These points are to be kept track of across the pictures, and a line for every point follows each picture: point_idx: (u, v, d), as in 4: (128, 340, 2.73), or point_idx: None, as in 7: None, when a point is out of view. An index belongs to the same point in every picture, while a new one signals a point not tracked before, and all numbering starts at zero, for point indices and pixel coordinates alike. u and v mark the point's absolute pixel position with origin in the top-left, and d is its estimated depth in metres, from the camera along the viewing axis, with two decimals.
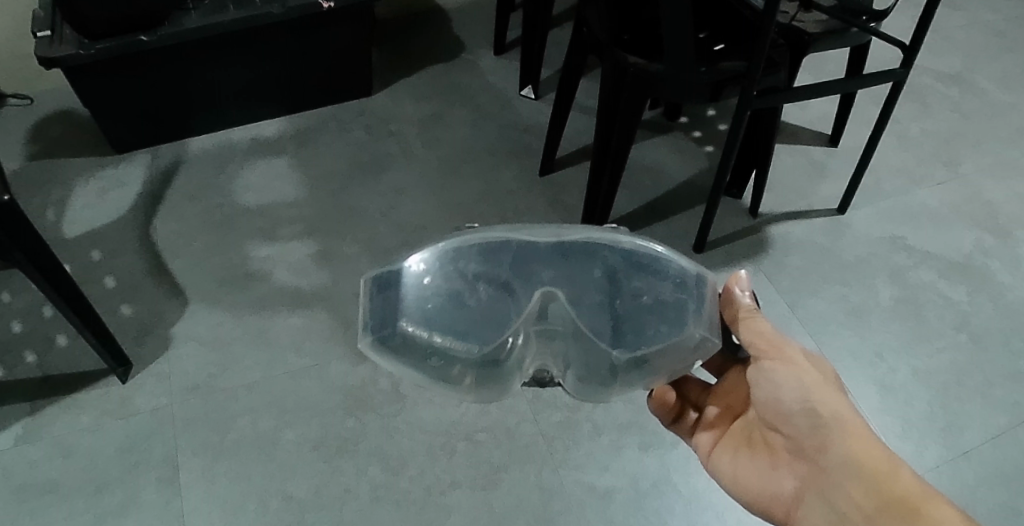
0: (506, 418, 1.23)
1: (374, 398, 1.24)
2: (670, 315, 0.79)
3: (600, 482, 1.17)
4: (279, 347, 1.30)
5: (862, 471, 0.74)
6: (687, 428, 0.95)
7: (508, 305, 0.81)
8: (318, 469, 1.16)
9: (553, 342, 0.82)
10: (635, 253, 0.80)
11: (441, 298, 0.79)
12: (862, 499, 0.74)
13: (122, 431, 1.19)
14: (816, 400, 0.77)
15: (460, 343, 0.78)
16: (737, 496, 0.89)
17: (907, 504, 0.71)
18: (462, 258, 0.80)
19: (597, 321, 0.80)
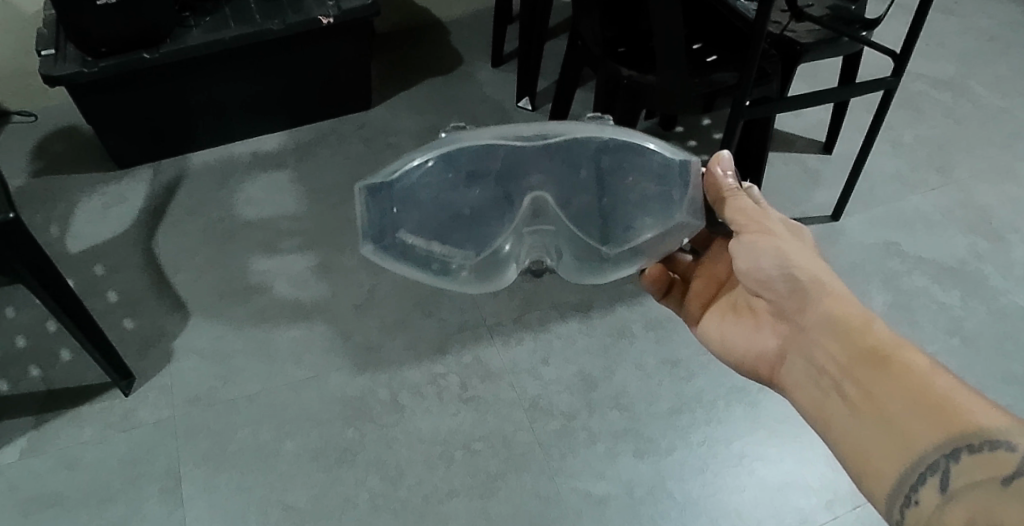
0: (503, 427, 1.24)
1: (373, 408, 1.26)
2: (654, 207, 0.87)
3: (596, 489, 1.18)
4: (279, 358, 1.32)
5: (838, 326, 0.72)
6: (677, 299, 0.97)
7: (503, 208, 0.91)
8: (317, 479, 1.18)
9: (547, 232, 0.92)
10: (617, 148, 0.87)
11: (437, 205, 0.87)
12: (838, 351, 0.71)
13: (125, 444, 1.21)
14: (795, 264, 0.76)
15: (458, 250, 0.86)
16: (727, 362, 0.89)
17: (877, 353, 0.68)
18: (452, 164, 0.87)
19: (587, 217, 0.90)
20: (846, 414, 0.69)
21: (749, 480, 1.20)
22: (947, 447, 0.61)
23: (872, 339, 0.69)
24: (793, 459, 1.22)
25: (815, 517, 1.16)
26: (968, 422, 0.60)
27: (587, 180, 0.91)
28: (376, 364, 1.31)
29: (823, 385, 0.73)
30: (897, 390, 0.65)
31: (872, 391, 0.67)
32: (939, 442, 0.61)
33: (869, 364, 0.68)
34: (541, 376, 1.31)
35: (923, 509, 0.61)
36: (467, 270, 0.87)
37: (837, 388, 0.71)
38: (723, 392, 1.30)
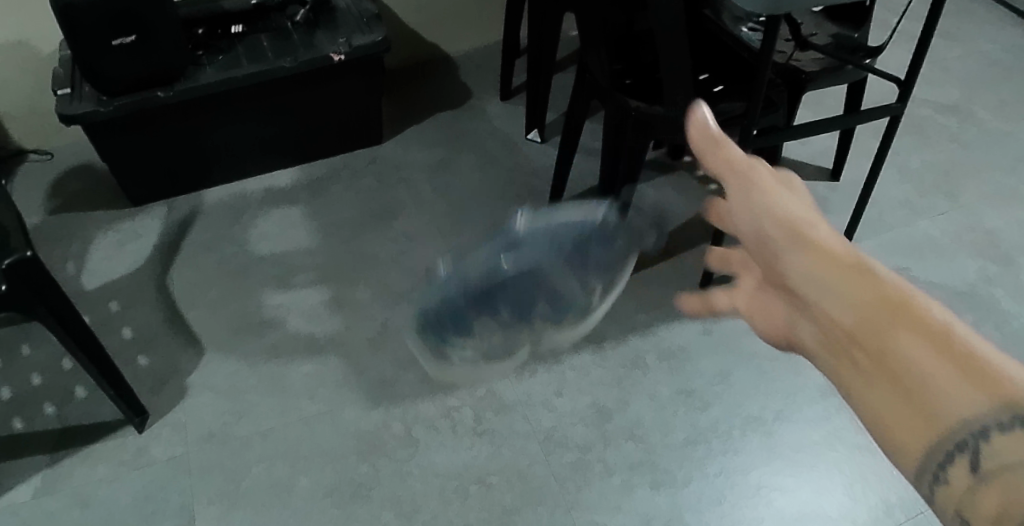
0: (517, 462, 1.23)
1: (387, 443, 1.25)
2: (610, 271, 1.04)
3: (613, 521, 1.17)
4: (294, 394, 1.32)
5: (821, 275, 0.51)
6: None
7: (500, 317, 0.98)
8: (331, 515, 1.17)
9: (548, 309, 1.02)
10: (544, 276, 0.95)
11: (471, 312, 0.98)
12: (827, 312, 0.50)
13: (139, 481, 1.20)
14: (777, 201, 0.56)
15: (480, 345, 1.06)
16: None
17: (886, 303, 0.47)
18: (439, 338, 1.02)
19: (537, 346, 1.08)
20: (855, 392, 0.48)
21: (767, 511, 1.19)
22: (973, 428, 0.41)
23: (869, 285, 0.48)
24: (809, 489, 1.21)
25: None
26: (1002, 394, 0.41)
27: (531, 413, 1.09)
28: (390, 398, 1.31)
29: (819, 359, 0.52)
30: (912, 364, 0.44)
31: (882, 363, 0.46)
32: (978, 432, 0.41)
33: (874, 325, 0.46)
34: (555, 408, 1.30)
35: (953, 492, 0.44)
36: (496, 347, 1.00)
37: (838, 356, 0.50)
38: (737, 423, 1.30)
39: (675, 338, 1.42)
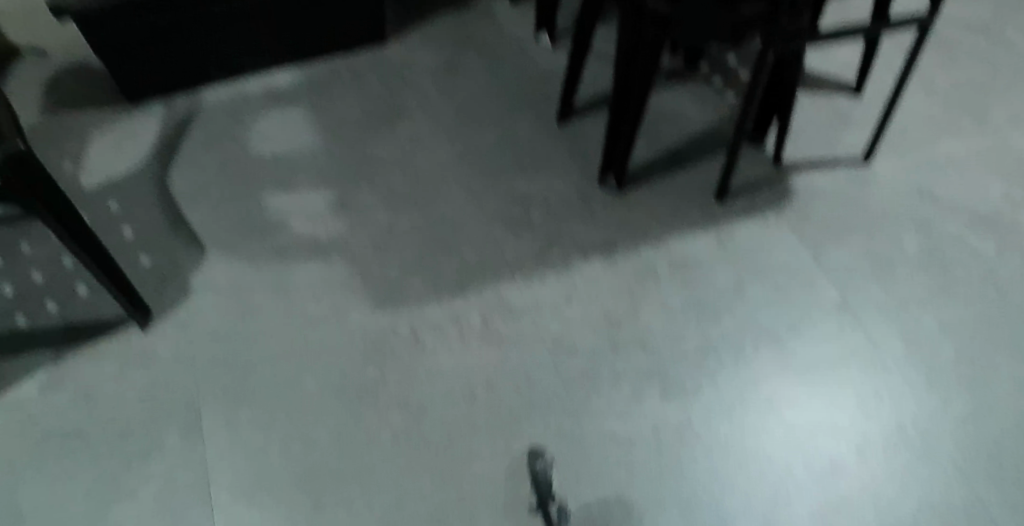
0: (526, 368, 1.22)
1: (393, 346, 1.23)
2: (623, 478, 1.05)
3: (621, 429, 1.18)
4: (299, 296, 1.29)
5: None
6: None
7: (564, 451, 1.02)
8: (337, 414, 1.17)
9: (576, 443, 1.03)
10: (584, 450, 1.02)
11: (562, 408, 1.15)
12: None
13: (144, 379, 1.19)
14: None
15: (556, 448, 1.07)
16: None
17: None
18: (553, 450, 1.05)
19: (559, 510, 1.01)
20: None
21: (777, 424, 1.21)
22: None
23: None
24: (820, 406, 1.23)
25: (842, 462, 1.18)
26: None
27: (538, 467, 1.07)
28: (396, 301, 1.29)
29: None
30: None
31: None
32: None
33: None
34: (563, 316, 1.28)
35: None
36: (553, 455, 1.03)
37: None
38: (749, 336, 1.30)
39: (687, 250, 1.38)
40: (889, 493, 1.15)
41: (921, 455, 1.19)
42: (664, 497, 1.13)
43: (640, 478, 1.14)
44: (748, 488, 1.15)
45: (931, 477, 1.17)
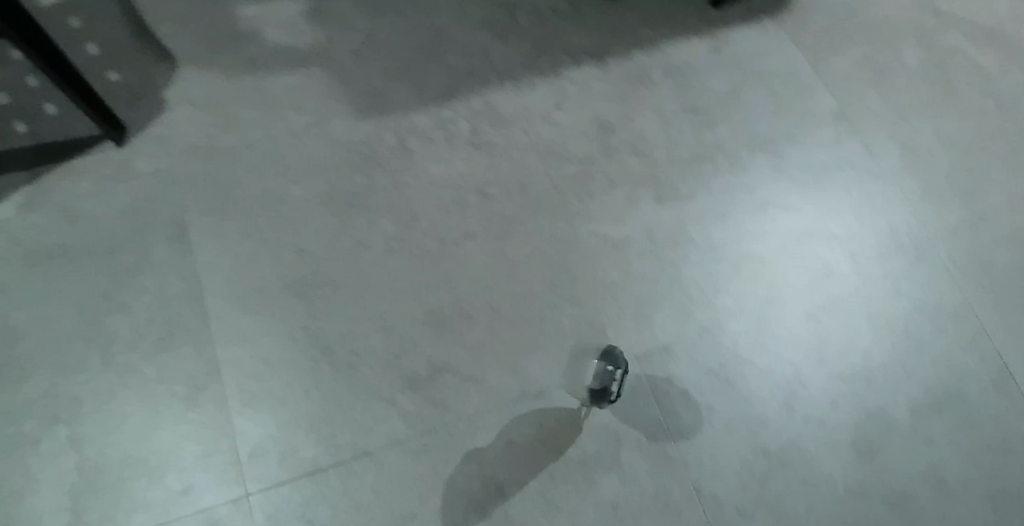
0: (515, 173, 1.19)
1: (381, 154, 1.17)
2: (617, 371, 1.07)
3: (615, 233, 1.19)
4: (279, 108, 1.19)
5: None
6: None
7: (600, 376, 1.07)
8: (326, 223, 1.13)
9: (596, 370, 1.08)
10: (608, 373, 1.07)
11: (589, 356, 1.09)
12: None
13: (126, 195, 1.13)
14: None
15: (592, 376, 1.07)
16: None
17: None
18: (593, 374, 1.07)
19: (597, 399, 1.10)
20: None
21: (772, 227, 1.25)
22: None
23: None
24: (815, 211, 1.29)
25: (836, 266, 1.26)
26: None
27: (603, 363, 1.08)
28: (381, 109, 1.20)
29: None
30: None
31: None
32: None
33: None
34: (554, 121, 1.24)
35: None
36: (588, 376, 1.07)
37: None
38: (744, 143, 1.30)
39: (680, 56, 1.35)
40: (880, 294, 1.27)
41: (914, 260, 1.30)
42: (656, 298, 1.18)
43: (632, 280, 1.18)
44: (744, 290, 1.21)
45: (907, 278, 1.29)
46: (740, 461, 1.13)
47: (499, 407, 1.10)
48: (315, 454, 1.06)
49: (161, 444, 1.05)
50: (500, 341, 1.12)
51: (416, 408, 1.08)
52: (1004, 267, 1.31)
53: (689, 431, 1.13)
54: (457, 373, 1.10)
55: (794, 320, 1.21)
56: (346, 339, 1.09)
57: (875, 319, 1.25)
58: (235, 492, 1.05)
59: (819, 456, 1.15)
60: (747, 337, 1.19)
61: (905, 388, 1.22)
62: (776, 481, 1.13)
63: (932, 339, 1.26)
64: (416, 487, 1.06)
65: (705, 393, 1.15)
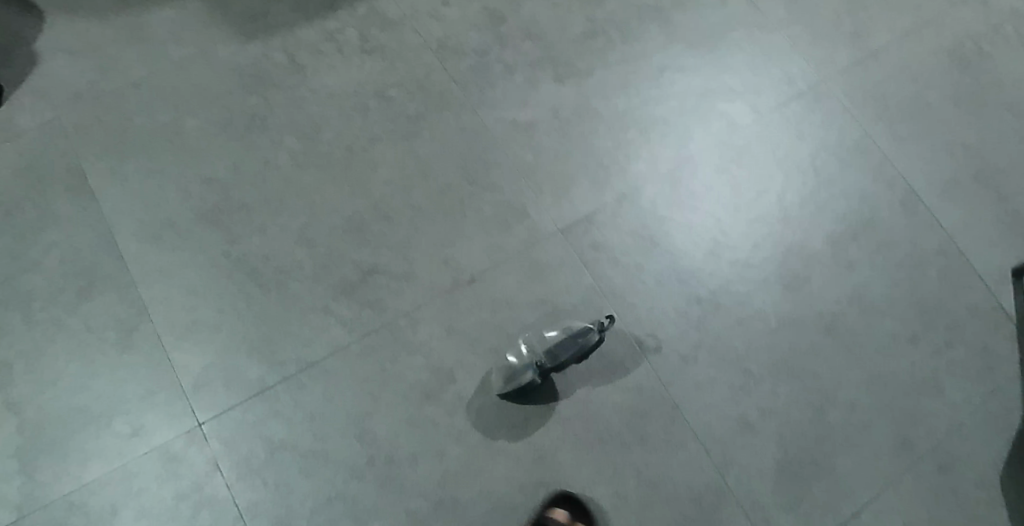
0: (414, 71, 1.20)
1: (272, 73, 1.19)
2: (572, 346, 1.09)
3: (522, 116, 1.20)
4: (160, 43, 1.19)
5: None
6: None
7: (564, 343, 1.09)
8: (229, 147, 1.15)
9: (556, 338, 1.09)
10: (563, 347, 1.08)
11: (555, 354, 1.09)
12: None
13: (15, 151, 1.12)
14: None
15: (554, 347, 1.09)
16: None
17: None
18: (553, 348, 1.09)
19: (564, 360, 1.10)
20: None
21: (672, 90, 1.28)
22: None
23: None
24: (712, 70, 1.31)
25: (740, 120, 1.28)
26: None
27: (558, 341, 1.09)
28: (265, 29, 1.21)
29: None
30: None
31: None
32: None
33: None
34: (443, 18, 1.24)
35: None
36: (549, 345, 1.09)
37: None
38: (636, 11, 1.31)
39: None
40: (786, 140, 1.29)
41: (812, 104, 1.32)
42: (572, 172, 1.19)
43: (545, 159, 1.19)
44: (654, 153, 1.23)
45: (807, 119, 1.31)
46: (675, 313, 1.16)
47: (435, 299, 1.11)
48: (260, 374, 1.07)
49: (101, 391, 1.05)
50: (425, 237, 1.13)
51: (352, 313, 1.09)
52: (897, 97, 1.36)
53: (623, 292, 1.16)
54: (387, 273, 1.11)
55: (706, 174, 1.24)
56: (271, 258, 1.10)
57: (783, 162, 1.27)
58: (187, 424, 1.05)
59: (750, 294, 1.19)
60: (664, 195, 1.22)
61: (821, 226, 1.25)
62: (712, 324, 1.17)
63: (839, 174, 1.29)
64: (366, 388, 1.07)
65: (632, 255, 1.18)
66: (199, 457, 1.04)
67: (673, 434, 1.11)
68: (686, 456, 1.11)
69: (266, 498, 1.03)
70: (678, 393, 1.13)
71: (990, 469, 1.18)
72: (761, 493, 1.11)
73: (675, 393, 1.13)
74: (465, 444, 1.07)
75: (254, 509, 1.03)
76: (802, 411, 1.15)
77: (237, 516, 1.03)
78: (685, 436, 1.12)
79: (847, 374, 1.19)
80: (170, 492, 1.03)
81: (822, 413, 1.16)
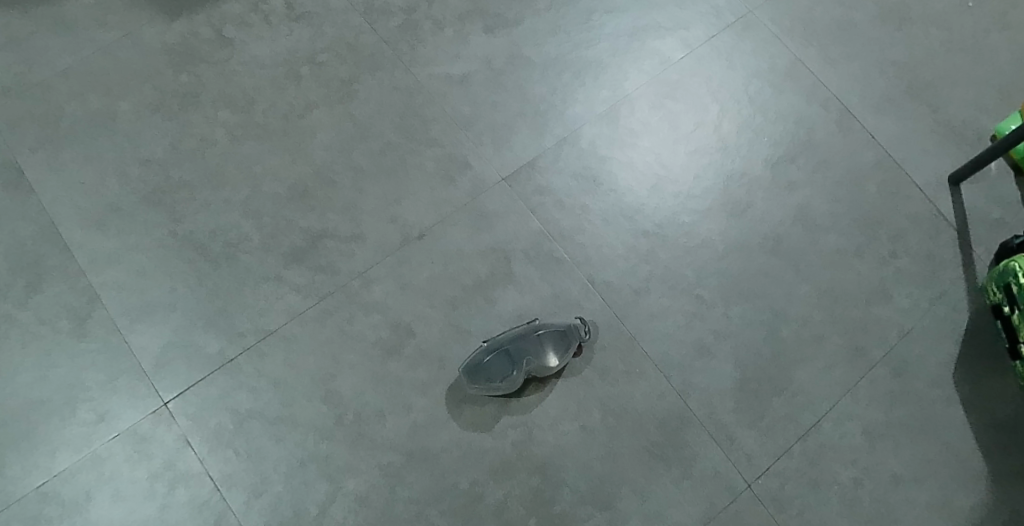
0: (343, 35, 1.23)
1: (200, 50, 1.20)
2: (551, 344, 1.09)
3: (454, 70, 1.23)
4: (82, 29, 1.18)
5: None
6: None
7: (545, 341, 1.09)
8: (164, 128, 1.16)
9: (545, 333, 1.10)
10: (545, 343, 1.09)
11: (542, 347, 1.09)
12: None
13: None
14: None
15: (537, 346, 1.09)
16: None
17: None
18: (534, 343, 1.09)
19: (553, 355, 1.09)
20: None
21: (602, 32, 1.29)
22: None
23: None
24: (641, 8, 1.32)
25: (671, 55, 1.30)
26: None
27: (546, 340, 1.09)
28: (188, 5, 1.21)
29: None
30: None
31: None
32: None
33: None
34: None
35: None
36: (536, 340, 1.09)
37: None
38: None
39: None
40: (718, 71, 1.31)
41: (741, 32, 1.34)
42: (508, 121, 1.22)
43: (482, 110, 1.22)
44: (590, 96, 1.25)
45: (737, 48, 1.33)
46: (623, 248, 1.19)
47: (387, 257, 1.13)
48: (220, 348, 1.08)
49: (61, 381, 1.05)
50: (370, 197, 1.16)
51: (306, 279, 1.12)
52: (824, 20, 1.36)
53: (571, 232, 1.18)
54: (336, 236, 1.14)
55: (643, 111, 1.26)
56: (219, 232, 1.12)
57: (717, 93, 1.30)
58: (152, 405, 1.06)
59: (696, 224, 1.22)
60: (603, 136, 1.24)
61: (759, 152, 1.27)
62: (661, 255, 1.20)
63: (774, 99, 1.31)
64: (327, 350, 1.09)
65: (576, 196, 1.20)
66: (168, 436, 1.05)
67: (631, 365, 1.14)
68: (646, 384, 1.14)
69: (240, 468, 1.05)
70: (634, 324, 1.16)
71: (942, 370, 1.21)
72: (722, 412, 1.14)
73: (631, 325, 1.16)
74: (430, 395, 1.09)
75: (228, 480, 1.04)
76: (756, 331, 1.19)
77: (213, 488, 1.04)
78: (643, 367, 1.14)
79: (796, 291, 1.21)
80: (144, 473, 1.04)
81: (774, 330, 1.19)
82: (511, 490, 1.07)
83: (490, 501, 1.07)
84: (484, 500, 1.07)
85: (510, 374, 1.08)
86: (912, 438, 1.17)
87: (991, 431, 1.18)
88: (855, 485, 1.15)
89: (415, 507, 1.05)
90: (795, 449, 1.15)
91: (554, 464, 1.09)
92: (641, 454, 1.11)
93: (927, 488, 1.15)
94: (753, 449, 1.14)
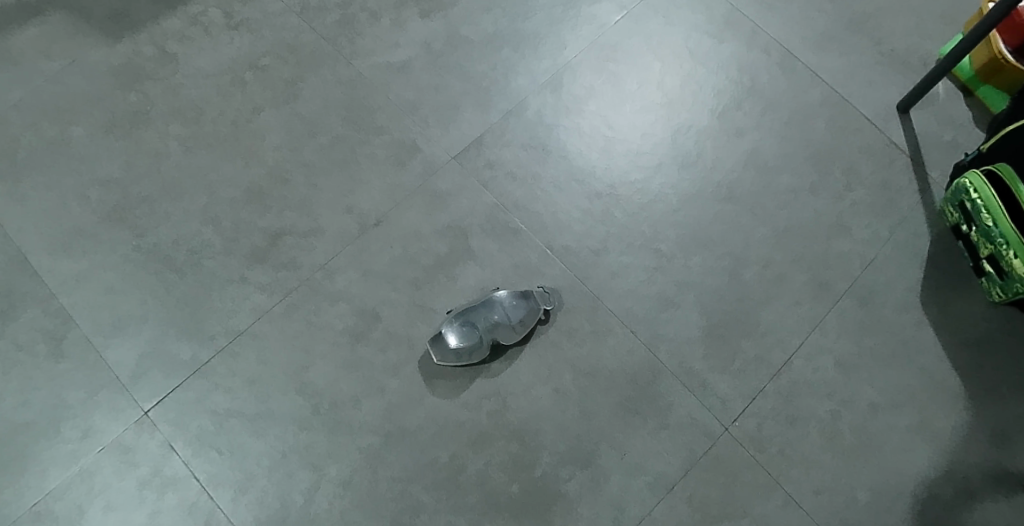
0: (282, 36, 1.25)
1: (145, 68, 1.22)
2: (516, 318, 1.12)
3: (395, 57, 1.25)
4: (29, 61, 1.21)
5: None
6: None
7: (512, 315, 1.12)
8: (118, 147, 1.19)
9: (512, 307, 1.12)
10: (511, 318, 1.12)
11: (509, 321, 1.11)
12: None
13: None
14: None
15: (505, 321, 1.11)
16: None
17: None
18: (501, 316, 1.11)
19: (520, 329, 1.12)
20: None
21: (537, 4, 1.31)
22: None
23: None
24: None
25: (608, 18, 1.32)
26: None
27: (513, 314, 1.12)
28: (129, 26, 1.24)
29: None
30: None
31: None
32: None
33: None
34: None
35: None
36: (503, 315, 1.12)
37: None
38: None
39: None
40: (656, 28, 1.32)
41: None
42: (452, 101, 1.24)
43: (426, 93, 1.24)
44: (532, 68, 1.27)
45: (674, 4, 1.34)
46: (579, 212, 1.21)
47: (347, 247, 1.16)
48: (194, 353, 1.11)
49: (44, 402, 1.08)
50: (324, 191, 1.18)
51: (269, 276, 1.14)
52: None
53: (525, 202, 1.20)
54: (295, 233, 1.16)
55: (586, 76, 1.28)
56: (182, 242, 1.15)
57: (658, 50, 1.31)
58: (133, 415, 1.08)
59: (648, 180, 1.24)
60: (549, 105, 1.26)
61: (705, 102, 1.29)
62: (616, 215, 1.21)
63: (714, 48, 1.32)
64: (297, 343, 1.12)
65: (527, 166, 1.22)
66: (152, 443, 1.07)
67: (598, 325, 1.16)
68: (614, 341, 1.15)
69: (225, 467, 1.07)
70: (596, 285, 1.17)
71: (910, 295, 1.20)
72: (693, 360, 1.15)
73: (593, 287, 1.17)
74: (403, 376, 1.11)
75: (215, 480, 1.06)
76: (718, 277, 1.20)
77: (200, 490, 1.06)
78: (610, 324, 1.16)
79: (754, 234, 1.22)
80: (132, 482, 1.06)
81: (736, 275, 1.20)
82: (491, 458, 1.09)
83: (471, 471, 1.09)
84: (466, 471, 1.09)
85: (478, 346, 1.10)
86: (884, 365, 1.17)
87: (965, 349, 1.18)
88: (834, 418, 1.14)
89: (398, 485, 1.07)
90: (770, 389, 1.15)
91: (531, 428, 1.11)
92: (617, 411, 1.12)
93: (906, 413, 1.15)
94: (727, 393, 1.14)
